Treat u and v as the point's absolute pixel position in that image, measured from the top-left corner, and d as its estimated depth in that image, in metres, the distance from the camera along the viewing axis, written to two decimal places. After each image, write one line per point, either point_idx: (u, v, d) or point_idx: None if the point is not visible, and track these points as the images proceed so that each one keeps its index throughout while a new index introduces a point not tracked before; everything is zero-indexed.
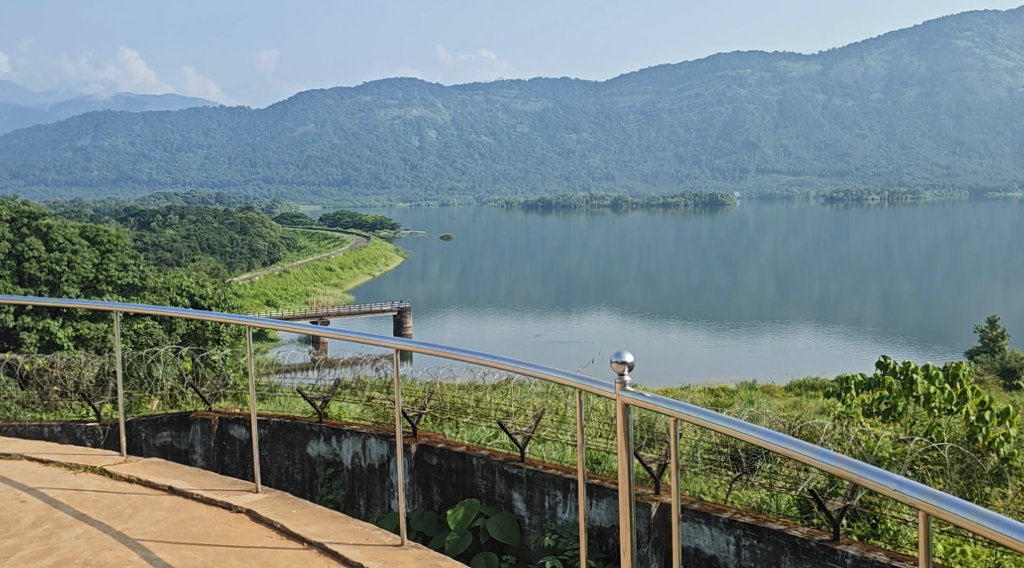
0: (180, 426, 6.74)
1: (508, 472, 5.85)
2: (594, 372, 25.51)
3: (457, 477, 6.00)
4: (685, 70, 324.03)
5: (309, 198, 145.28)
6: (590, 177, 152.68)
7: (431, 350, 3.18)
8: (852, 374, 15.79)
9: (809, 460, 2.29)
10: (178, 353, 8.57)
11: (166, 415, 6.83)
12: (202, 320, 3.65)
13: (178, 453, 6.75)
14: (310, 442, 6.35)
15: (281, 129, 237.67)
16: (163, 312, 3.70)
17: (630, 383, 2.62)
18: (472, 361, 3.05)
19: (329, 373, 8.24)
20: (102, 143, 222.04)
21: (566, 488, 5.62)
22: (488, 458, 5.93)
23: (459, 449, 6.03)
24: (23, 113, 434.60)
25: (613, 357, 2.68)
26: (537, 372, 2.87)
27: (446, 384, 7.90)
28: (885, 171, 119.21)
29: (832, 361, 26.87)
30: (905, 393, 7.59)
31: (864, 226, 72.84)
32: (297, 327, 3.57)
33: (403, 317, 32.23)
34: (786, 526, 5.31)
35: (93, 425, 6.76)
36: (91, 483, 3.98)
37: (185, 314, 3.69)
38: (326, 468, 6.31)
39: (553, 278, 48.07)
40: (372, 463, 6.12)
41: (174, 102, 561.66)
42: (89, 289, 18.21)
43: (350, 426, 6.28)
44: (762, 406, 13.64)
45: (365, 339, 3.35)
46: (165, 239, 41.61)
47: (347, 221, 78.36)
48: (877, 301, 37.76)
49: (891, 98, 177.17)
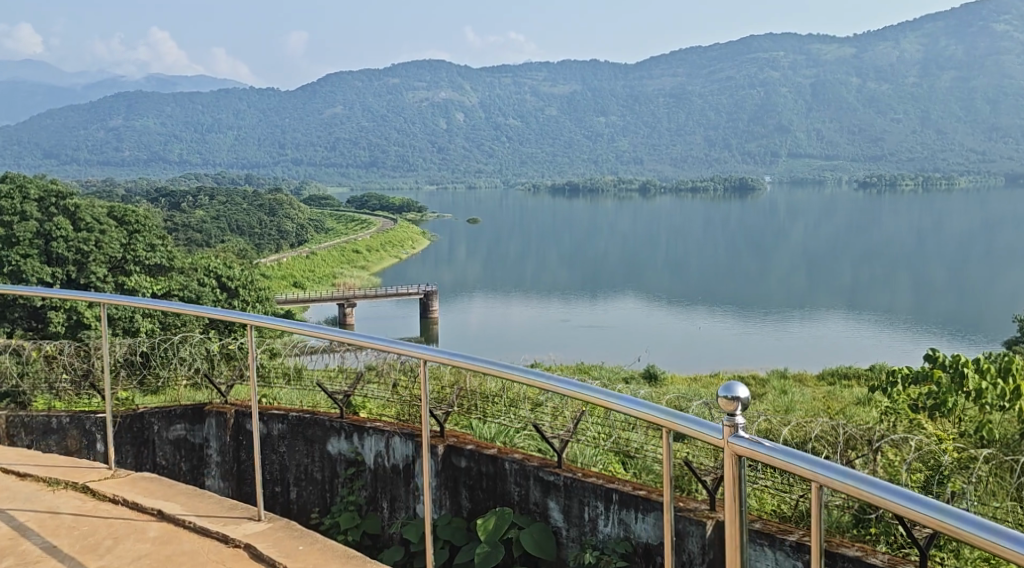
0: (193, 419, 6.72)
1: (544, 478, 5.72)
2: (620, 359, 25.31)
3: (489, 482, 5.91)
4: (716, 53, 322.51)
5: (337, 180, 146.33)
6: (618, 162, 152.42)
7: (450, 358, 3.05)
8: (889, 365, 15.52)
9: (909, 509, 2.19)
10: (198, 340, 8.46)
11: (179, 407, 6.79)
12: (217, 319, 3.63)
13: (190, 449, 6.72)
14: (330, 440, 6.27)
15: (310, 112, 239.16)
16: (206, 311, 3.65)
17: (737, 428, 2.41)
18: (493, 366, 2.95)
19: (348, 361, 8.12)
20: (134, 124, 224.50)
21: (608, 497, 5.51)
22: (520, 463, 5.81)
23: (490, 452, 5.93)
24: (54, 93, 441.20)
25: (721, 388, 2.45)
26: (563, 388, 2.77)
27: (474, 377, 7.69)
28: (918, 158, 118.05)
29: (863, 351, 26.33)
30: (956, 389, 7.34)
31: (898, 212, 71.97)
32: (325, 332, 3.39)
33: (429, 301, 31.73)
34: (862, 558, 5.22)
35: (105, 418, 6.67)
36: (69, 504, 3.90)
37: (216, 315, 3.64)
38: (348, 468, 6.22)
39: (579, 263, 47.85)
40: (395, 464, 6.05)
41: (206, 85, 565.20)
42: (116, 269, 18.02)
43: (371, 424, 6.21)
44: (796, 396, 13.56)
45: (377, 344, 3.20)
46: (195, 220, 41.80)
47: (374, 202, 78.48)
48: (909, 290, 37.02)
49: (927, 83, 175.06)
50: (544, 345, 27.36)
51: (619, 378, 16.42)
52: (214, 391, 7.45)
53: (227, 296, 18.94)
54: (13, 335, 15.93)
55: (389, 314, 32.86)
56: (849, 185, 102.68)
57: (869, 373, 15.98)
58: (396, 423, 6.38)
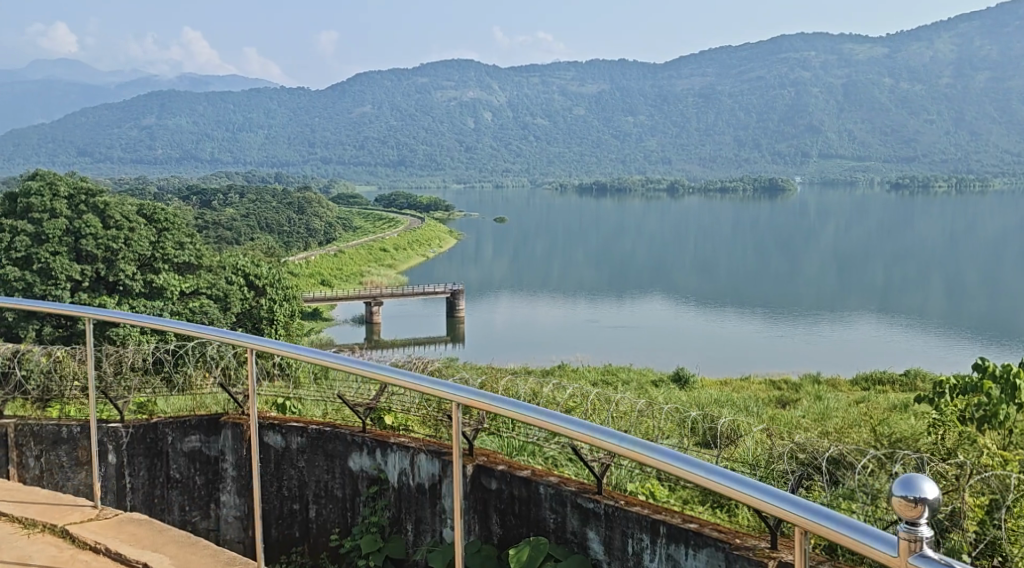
0: (208, 431, 6.08)
1: (584, 506, 4.93)
2: (649, 361, 24.98)
3: (522, 506, 5.11)
4: (746, 52, 321.98)
5: (365, 178, 147.40)
6: (645, 161, 152.08)
7: (473, 396, 2.92)
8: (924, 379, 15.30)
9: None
10: (213, 348, 8.21)
11: (195, 416, 6.16)
12: (259, 346, 3.37)
13: (205, 461, 6.07)
14: (351, 455, 5.65)
15: (339, 111, 241.21)
16: (228, 336, 3.38)
17: (924, 549, 2.14)
18: (533, 415, 2.78)
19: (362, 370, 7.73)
20: (166, 122, 227.11)
21: (655, 530, 4.75)
22: (556, 486, 5.04)
23: (524, 474, 5.14)
24: (89, 92, 447.25)
25: (889, 474, 2.19)
26: (574, 424, 2.68)
27: None
28: (951, 159, 117.11)
29: (897, 356, 25.83)
30: (1003, 402, 7.08)
31: (929, 214, 71.32)
32: (369, 366, 3.21)
33: (455, 300, 31.62)
34: None
35: (114, 426, 6.10)
36: (44, 555, 3.73)
37: (233, 338, 3.36)
38: (369, 486, 5.60)
39: (606, 262, 47.70)
40: (419, 483, 5.43)
41: (237, 83, 570.24)
42: (146, 265, 17.98)
43: (395, 439, 5.59)
44: (831, 403, 13.15)
45: (407, 379, 3.08)
46: (224, 217, 41.95)
47: (402, 201, 78.72)
48: (940, 292, 36.65)
49: (960, 83, 173.49)
50: (570, 346, 27.09)
51: (648, 381, 16.15)
52: (232, 402, 6.73)
53: (254, 293, 19.05)
54: (42, 334, 15.99)
55: (415, 312, 33.02)
56: (880, 186, 102.09)
57: (906, 384, 15.75)
58: (420, 434, 5.75)
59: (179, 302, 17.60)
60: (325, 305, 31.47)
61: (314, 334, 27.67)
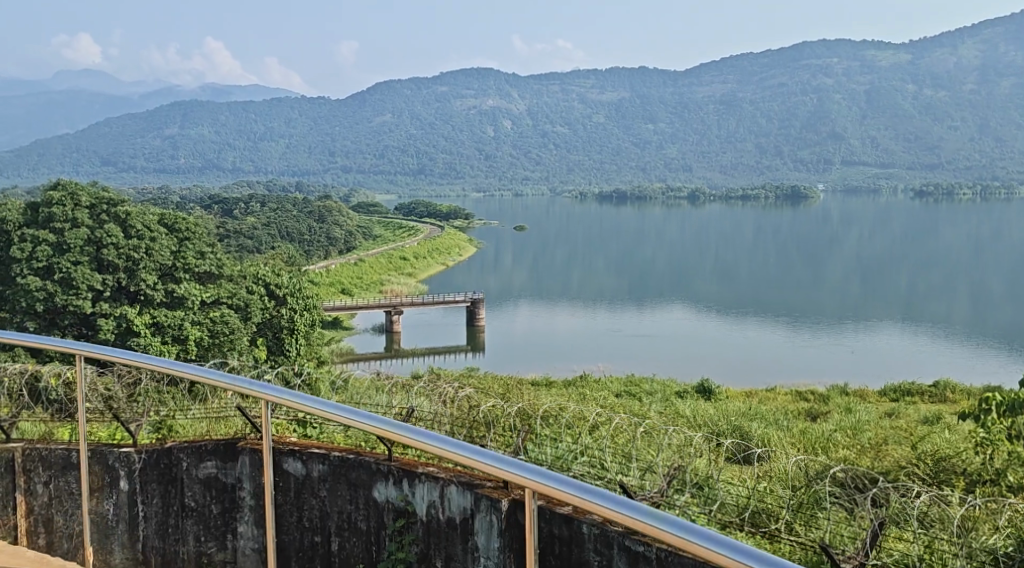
0: (225, 456, 7.18)
1: (631, 546, 6.33)
2: (672, 370, 24.83)
3: (565, 545, 6.51)
4: (768, 59, 321.18)
5: (385, 187, 147.71)
6: (666, 169, 151.59)
7: (525, 471, 3.69)
8: (958, 400, 15.07)
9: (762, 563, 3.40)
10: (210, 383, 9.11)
11: (211, 444, 7.24)
12: (301, 401, 4.09)
13: (222, 489, 7.16)
14: (377, 484, 6.85)
15: (360, 120, 242.12)
16: (283, 396, 4.09)
17: None
18: (578, 489, 3.62)
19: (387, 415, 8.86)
20: (188, 132, 228.49)
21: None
22: (601, 526, 6.42)
23: (566, 514, 6.52)
24: (112, 102, 450.22)
25: None
26: (563, 485, 3.62)
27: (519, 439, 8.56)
28: (976, 166, 116.40)
29: (921, 365, 25.49)
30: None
31: (952, 222, 71.00)
32: (430, 438, 3.86)
33: (475, 308, 31.45)
34: None
35: (130, 453, 7.13)
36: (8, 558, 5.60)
37: (304, 402, 4.08)
38: (396, 518, 6.79)
39: (627, 271, 47.55)
40: (451, 516, 6.62)
41: (260, 92, 573.18)
42: (167, 276, 18.08)
43: (421, 470, 6.82)
44: (861, 415, 12.89)
45: (441, 444, 3.79)
46: (246, 225, 42.13)
47: (422, 209, 78.68)
48: (968, 299, 36.35)
49: (984, 90, 172.24)
50: (588, 354, 26.94)
51: (672, 393, 15.92)
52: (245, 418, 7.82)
53: (275, 303, 18.85)
54: None
55: (437, 321, 32.96)
56: (903, 193, 101.55)
57: (941, 397, 15.62)
58: (442, 466, 6.96)
59: (201, 311, 17.40)
60: (345, 315, 31.56)
61: (335, 344, 27.65)
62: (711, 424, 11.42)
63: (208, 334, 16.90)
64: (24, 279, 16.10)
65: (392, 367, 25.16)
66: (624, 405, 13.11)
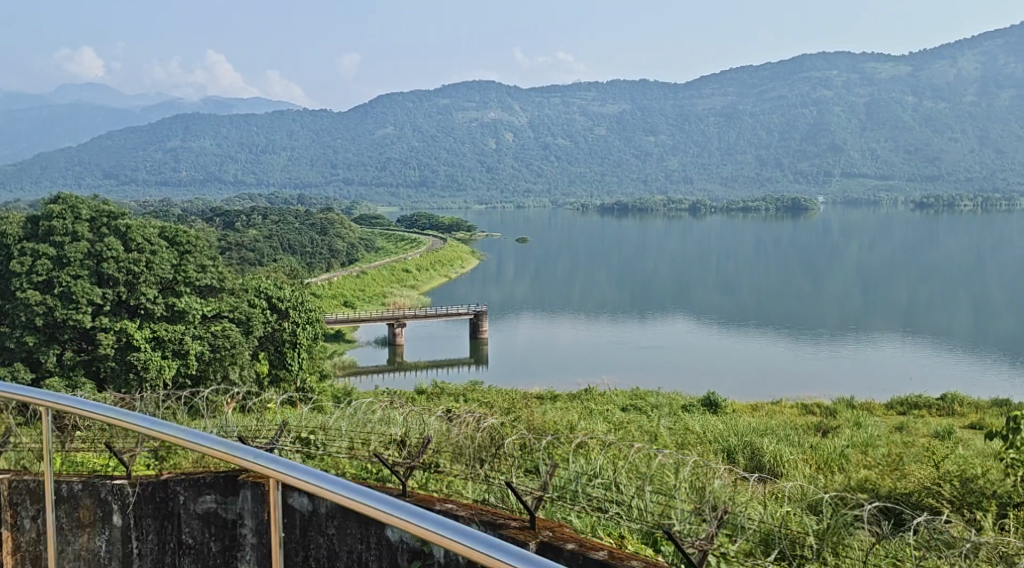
0: (224, 490, 8.11)
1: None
2: (677, 384, 24.45)
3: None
4: (768, 71, 321.38)
5: (387, 200, 147.60)
6: (667, 181, 151.63)
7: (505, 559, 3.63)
8: (977, 415, 14.92)
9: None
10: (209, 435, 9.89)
11: (209, 478, 8.16)
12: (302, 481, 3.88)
13: (220, 524, 8.07)
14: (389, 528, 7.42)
15: (361, 133, 242.39)
16: (293, 477, 3.85)
17: None
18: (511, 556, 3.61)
19: (380, 439, 9.61)
20: (189, 145, 228.71)
21: None
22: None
23: (598, 556, 7.04)
24: (113, 117, 451.51)
25: None
26: (509, 556, 3.59)
27: (514, 460, 8.98)
28: (977, 178, 116.22)
29: (928, 378, 25.21)
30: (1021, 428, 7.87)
31: (953, 232, 70.98)
32: (413, 519, 3.73)
33: (479, 321, 31.22)
34: None
35: (124, 486, 7.96)
36: None
37: (290, 474, 3.90)
38: (410, 557, 7.37)
39: (628, 283, 47.28)
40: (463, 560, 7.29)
41: (260, 105, 574.60)
42: (168, 289, 17.85)
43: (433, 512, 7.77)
44: (872, 430, 12.72)
45: (369, 506, 3.75)
46: (248, 238, 41.96)
47: (424, 222, 78.51)
48: (970, 312, 36.09)
49: (984, 102, 172.16)
50: (591, 367, 26.63)
51: (679, 408, 15.73)
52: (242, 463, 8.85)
53: (277, 317, 18.87)
54: (61, 361, 16.04)
55: (439, 334, 32.78)
56: (904, 205, 101.16)
57: (956, 414, 15.38)
58: (452, 502, 7.94)
59: (202, 325, 17.32)
60: (347, 328, 31.40)
61: (337, 358, 27.55)
62: (722, 440, 11.43)
63: (210, 349, 16.92)
64: (25, 294, 15.95)
65: (393, 380, 25.15)
66: (630, 420, 13.05)
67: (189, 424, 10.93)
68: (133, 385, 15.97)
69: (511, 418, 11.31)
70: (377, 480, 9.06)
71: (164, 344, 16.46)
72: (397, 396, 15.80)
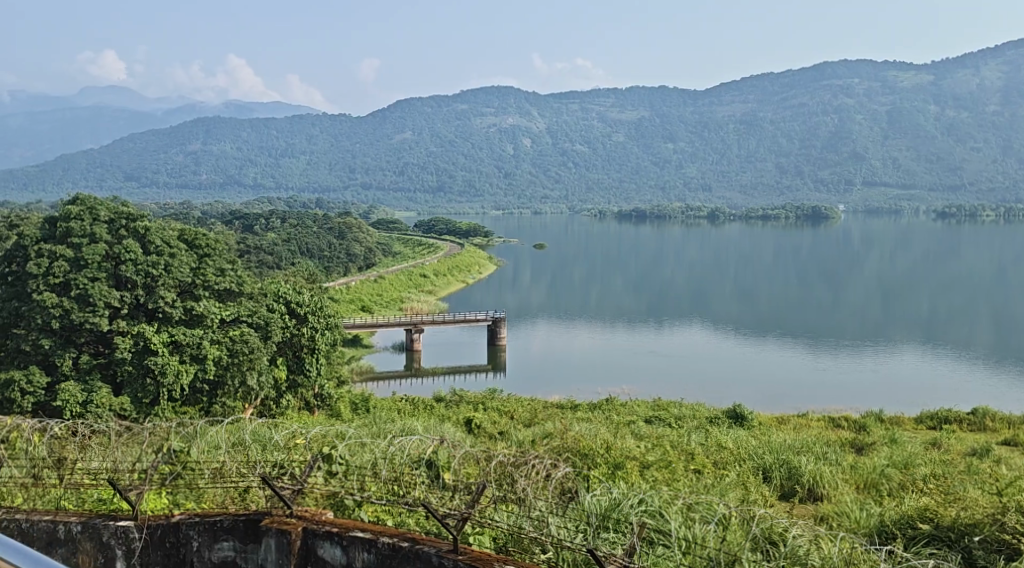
0: (245, 537, 8.75)
1: None
2: (699, 395, 24.05)
3: None
4: (792, 78, 320.33)
5: (404, 204, 147.91)
6: (685, 190, 151.50)
7: None
8: (1012, 431, 14.63)
9: None
10: (224, 459, 9.82)
11: None
12: None
13: None
14: None
15: (380, 137, 243.02)
16: None
17: None
18: None
19: (409, 467, 9.43)
20: (211, 149, 229.99)
21: None
22: None
23: None
24: (136, 118, 455.74)
25: None
26: None
27: (557, 495, 8.86)
28: (999, 187, 114.93)
29: (953, 390, 24.75)
30: None
31: (976, 242, 70.10)
32: None
33: (497, 327, 30.91)
34: None
35: None
36: None
37: None
38: None
39: (644, 291, 46.80)
40: None
41: (281, 110, 578.19)
42: (186, 293, 17.75)
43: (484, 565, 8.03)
44: (910, 447, 12.62)
45: None
46: (267, 241, 41.96)
47: (442, 227, 78.42)
48: (990, 324, 35.58)
49: (1007, 114, 170.65)
50: (613, 376, 26.29)
51: (704, 421, 15.51)
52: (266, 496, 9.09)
53: (295, 322, 18.51)
54: (78, 365, 15.95)
55: (456, 340, 32.58)
56: (926, 213, 100.27)
57: (981, 430, 15.16)
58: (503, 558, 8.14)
59: (220, 329, 17.21)
60: (364, 333, 31.34)
61: (354, 363, 27.51)
62: (755, 457, 11.33)
63: (228, 353, 16.66)
64: (40, 296, 15.81)
65: (410, 387, 24.91)
66: (659, 435, 12.85)
67: (204, 435, 10.77)
68: (151, 390, 15.83)
69: (542, 436, 11.24)
70: (410, 510, 9.10)
71: (182, 347, 16.41)
72: (414, 404, 15.56)
